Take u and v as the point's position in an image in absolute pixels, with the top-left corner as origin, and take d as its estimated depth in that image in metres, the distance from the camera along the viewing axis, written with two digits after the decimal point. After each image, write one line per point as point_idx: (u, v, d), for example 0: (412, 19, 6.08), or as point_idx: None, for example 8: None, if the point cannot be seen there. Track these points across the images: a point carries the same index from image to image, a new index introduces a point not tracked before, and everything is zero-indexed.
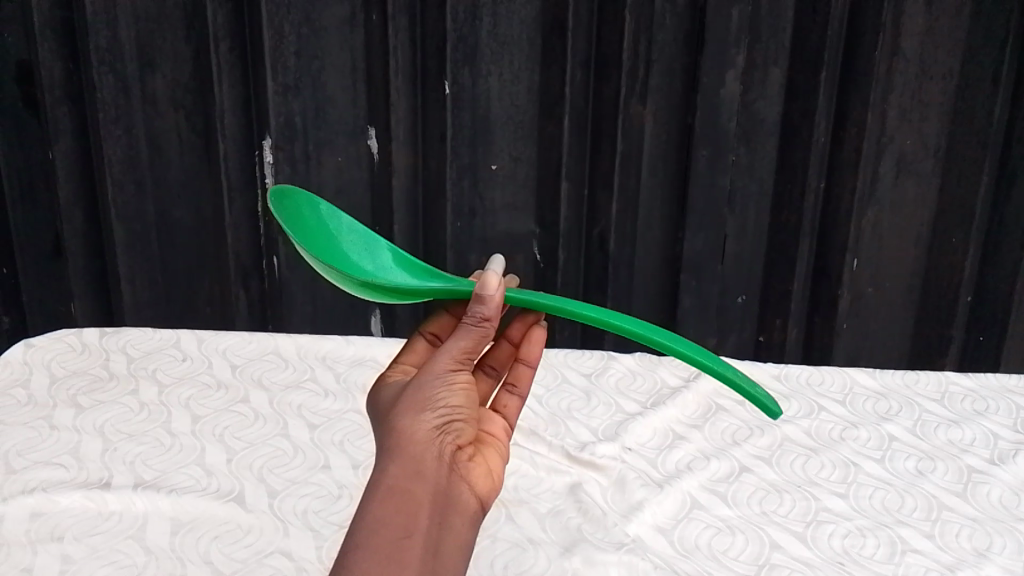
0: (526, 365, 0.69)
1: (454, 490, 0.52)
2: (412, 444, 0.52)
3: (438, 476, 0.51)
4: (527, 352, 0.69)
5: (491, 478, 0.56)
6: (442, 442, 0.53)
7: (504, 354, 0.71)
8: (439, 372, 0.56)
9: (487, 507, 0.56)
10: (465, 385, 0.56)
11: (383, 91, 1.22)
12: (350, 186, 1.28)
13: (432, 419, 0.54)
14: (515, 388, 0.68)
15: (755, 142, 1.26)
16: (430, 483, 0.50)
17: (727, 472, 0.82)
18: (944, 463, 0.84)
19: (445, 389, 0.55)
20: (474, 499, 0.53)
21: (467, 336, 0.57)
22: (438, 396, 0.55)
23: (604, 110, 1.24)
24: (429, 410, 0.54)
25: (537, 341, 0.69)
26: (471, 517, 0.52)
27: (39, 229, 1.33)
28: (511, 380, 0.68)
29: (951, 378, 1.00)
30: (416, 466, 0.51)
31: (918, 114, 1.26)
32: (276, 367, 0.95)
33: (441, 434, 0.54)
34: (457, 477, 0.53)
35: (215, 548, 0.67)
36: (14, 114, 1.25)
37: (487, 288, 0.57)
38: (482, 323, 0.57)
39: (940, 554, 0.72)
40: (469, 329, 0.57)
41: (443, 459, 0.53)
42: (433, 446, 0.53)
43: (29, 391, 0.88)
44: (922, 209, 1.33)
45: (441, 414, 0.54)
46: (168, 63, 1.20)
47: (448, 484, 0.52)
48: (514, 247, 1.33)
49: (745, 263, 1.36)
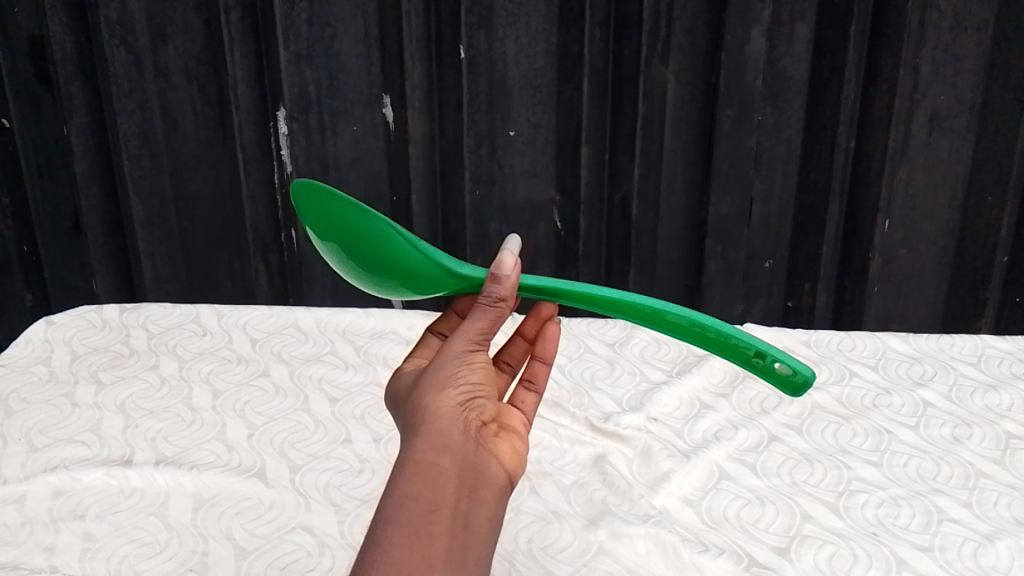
0: (541, 362, 0.66)
1: (482, 462, 0.50)
2: (436, 418, 0.51)
3: (464, 449, 0.50)
4: (543, 350, 0.67)
5: (519, 454, 0.54)
6: (466, 417, 0.52)
7: (518, 350, 0.69)
8: (457, 351, 0.55)
9: (516, 483, 0.54)
10: (485, 365, 0.56)
11: (397, 58, 1.19)
12: (367, 156, 1.26)
13: (454, 396, 0.53)
14: (532, 384, 0.65)
15: (782, 101, 1.22)
16: (457, 456, 0.49)
17: (756, 441, 0.80)
18: (981, 429, 0.82)
19: (464, 367, 0.55)
20: (503, 472, 0.52)
21: (483, 315, 0.56)
22: (458, 374, 0.54)
23: (625, 72, 1.21)
24: (451, 387, 0.53)
25: (552, 338, 0.68)
26: (501, 490, 0.51)
27: (58, 206, 1.33)
28: (528, 377, 0.65)
29: (987, 341, 0.97)
30: (441, 439, 0.49)
31: (952, 69, 1.21)
32: (297, 341, 0.95)
33: (464, 409, 0.52)
34: (484, 451, 0.51)
35: (237, 524, 0.66)
36: (29, 90, 1.24)
37: (503, 268, 0.56)
38: (498, 303, 0.56)
39: (977, 523, 0.69)
40: (484, 308, 0.56)
41: (469, 433, 0.51)
42: (458, 420, 0.51)
43: (50, 368, 0.88)
44: (957, 167, 1.28)
45: (463, 391, 0.53)
46: (180, 34, 1.18)
47: (476, 457, 0.50)
48: (535, 215, 1.31)
49: (772, 227, 1.32)
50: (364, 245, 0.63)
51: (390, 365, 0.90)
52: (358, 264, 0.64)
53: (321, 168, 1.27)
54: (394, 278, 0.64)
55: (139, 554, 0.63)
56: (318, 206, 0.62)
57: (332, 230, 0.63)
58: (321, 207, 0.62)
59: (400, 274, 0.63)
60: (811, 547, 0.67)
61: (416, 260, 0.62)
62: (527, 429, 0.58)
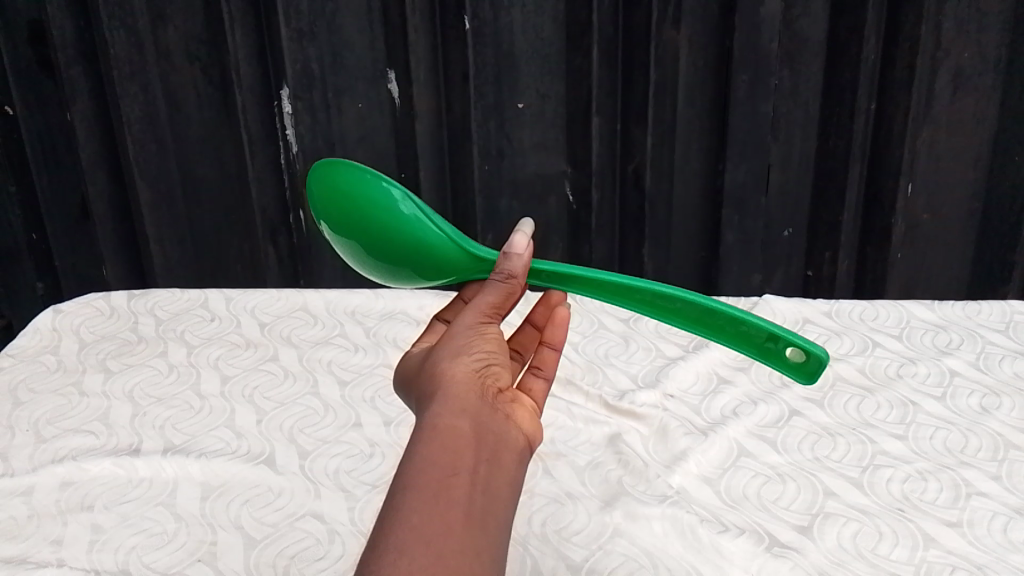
0: (549, 348, 0.64)
1: (502, 425, 0.48)
2: (453, 383, 0.49)
3: (482, 412, 0.47)
4: (551, 335, 0.65)
5: (536, 421, 0.52)
6: (482, 383, 0.50)
7: (530, 338, 0.69)
8: (467, 324, 0.54)
9: (535, 450, 0.51)
10: (497, 336, 0.54)
11: (401, 31, 1.16)
12: (373, 133, 1.24)
13: (469, 362, 0.51)
14: (540, 371, 0.62)
15: (799, 63, 1.18)
16: (475, 418, 0.47)
17: (776, 416, 0.78)
18: (1011, 399, 0.79)
19: (477, 337, 0.53)
20: (522, 437, 0.49)
21: (494, 291, 0.56)
22: (471, 344, 0.52)
23: (635, 38, 1.17)
24: (465, 355, 0.51)
25: (560, 323, 0.65)
26: (520, 454, 0.48)
27: (66, 194, 1.32)
28: (536, 363, 0.63)
29: (1016, 307, 0.94)
30: (460, 401, 0.47)
31: (977, 24, 1.17)
32: (306, 324, 0.93)
33: (481, 375, 0.50)
34: (503, 416, 0.49)
35: (246, 513, 0.65)
36: (31, 77, 1.23)
37: (514, 247, 0.57)
38: (508, 280, 0.56)
39: (1007, 497, 0.67)
40: (495, 284, 0.56)
41: (486, 398, 0.49)
42: (475, 385, 0.49)
43: (58, 357, 0.88)
44: (981, 127, 1.24)
45: (478, 358, 0.51)
46: (179, 14, 1.16)
47: (494, 420, 0.48)
48: (546, 188, 1.28)
49: (791, 194, 1.29)
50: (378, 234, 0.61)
51: (400, 347, 0.89)
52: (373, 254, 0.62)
53: (327, 147, 1.25)
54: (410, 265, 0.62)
55: (147, 545, 0.62)
56: (326, 183, 0.61)
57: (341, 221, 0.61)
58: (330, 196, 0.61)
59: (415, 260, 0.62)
60: (835, 525, 0.64)
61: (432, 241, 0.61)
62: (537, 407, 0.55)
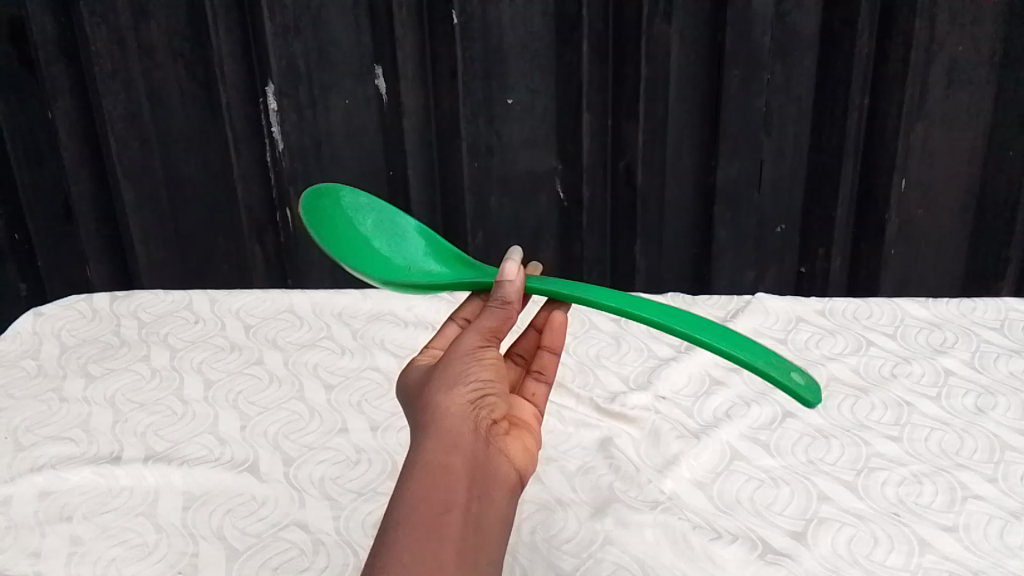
0: (549, 352, 0.66)
1: (494, 462, 0.48)
2: (445, 416, 0.49)
3: (474, 450, 0.48)
4: (550, 338, 0.67)
5: (530, 452, 0.53)
6: (476, 415, 0.50)
7: (529, 343, 0.69)
8: (467, 348, 0.54)
9: (527, 482, 0.52)
10: (494, 362, 0.54)
11: (387, 27, 1.14)
12: (360, 130, 1.22)
13: (464, 394, 0.51)
14: (541, 375, 0.65)
15: (792, 58, 1.17)
16: (467, 456, 0.47)
17: (769, 418, 0.77)
18: (1006, 399, 0.78)
19: (475, 365, 0.53)
20: (513, 472, 0.49)
21: (492, 315, 0.56)
22: (469, 371, 0.52)
23: (626, 32, 1.15)
24: (461, 385, 0.51)
25: (559, 328, 0.67)
26: (510, 491, 0.48)
27: (49, 193, 1.30)
28: (537, 368, 0.65)
29: (1011, 304, 0.93)
30: (452, 439, 0.47)
31: (971, 17, 1.15)
32: (292, 325, 0.92)
33: (474, 408, 0.51)
34: (495, 451, 0.49)
35: (228, 523, 0.64)
36: (11, 74, 1.21)
37: (508, 275, 0.58)
38: (506, 305, 0.57)
39: (1005, 500, 0.66)
40: (492, 310, 0.56)
41: (478, 432, 0.49)
42: (468, 419, 0.50)
43: (39, 362, 0.86)
44: (975, 121, 1.23)
45: (473, 388, 0.52)
46: (161, 9, 1.14)
47: (486, 457, 0.48)
48: (536, 185, 1.27)
49: (784, 190, 1.27)
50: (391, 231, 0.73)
51: (388, 349, 0.87)
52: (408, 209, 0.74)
53: (314, 145, 1.23)
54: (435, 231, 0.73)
55: (127, 557, 0.61)
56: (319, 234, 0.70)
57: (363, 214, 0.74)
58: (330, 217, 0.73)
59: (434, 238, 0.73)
60: (830, 530, 0.63)
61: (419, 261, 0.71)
62: (538, 421, 0.58)
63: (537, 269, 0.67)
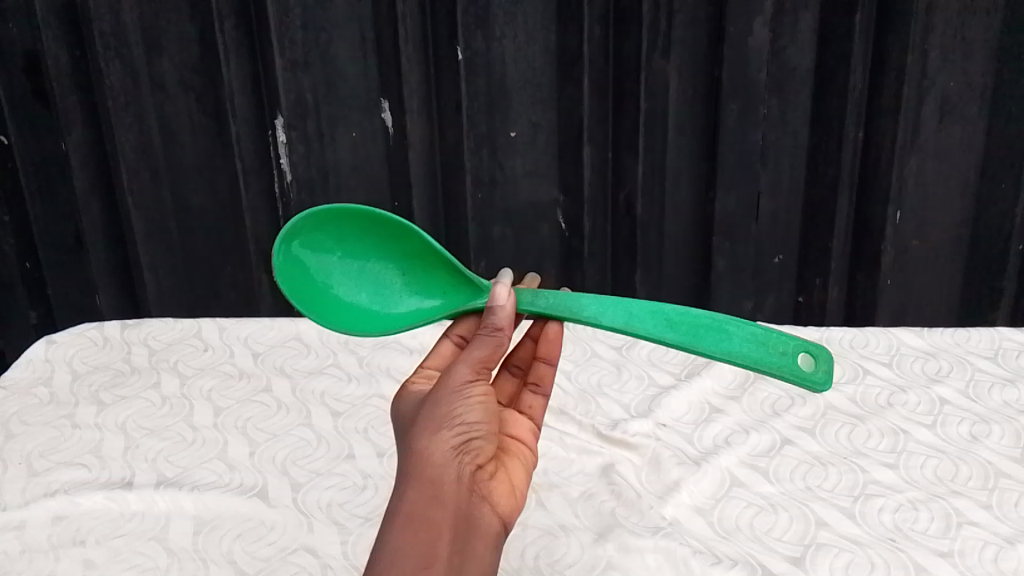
0: (545, 364, 0.69)
1: (474, 512, 0.53)
2: (430, 466, 0.52)
3: (456, 502, 0.52)
4: (547, 351, 0.69)
5: (511, 494, 0.57)
6: (460, 462, 0.53)
7: (526, 353, 0.71)
8: (455, 387, 0.56)
9: (509, 524, 0.56)
10: (482, 398, 0.56)
11: (394, 62, 1.17)
12: (367, 162, 1.25)
13: (450, 439, 0.54)
14: (538, 387, 0.69)
15: (788, 92, 1.20)
16: (449, 512, 0.51)
17: (768, 445, 0.78)
18: (1000, 427, 0.80)
19: (463, 404, 0.55)
20: (494, 520, 0.54)
21: (483, 345, 0.57)
22: (457, 411, 0.55)
23: (626, 68, 1.18)
24: (448, 428, 0.54)
25: (554, 340, 0.68)
26: (491, 539, 0.53)
27: (59, 222, 1.32)
28: (533, 380, 0.69)
29: (1004, 334, 0.95)
30: (434, 491, 0.51)
31: (961, 54, 1.19)
32: (299, 353, 0.93)
33: (459, 454, 0.54)
34: (476, 500, 0.53)
35: (238, 547, 0.65)
36: (26, 107, 1.24)
37: (498, 299, 0.59)
38: (496, 332, 0.58)
39: (998, 526, 0.67)
40: (484, 338, 0.58)
41: (462, 482, 0.53)
42: (452, 467, 0.53)
43: (51, 390, 0.87)
44: (967, 154, 1.25)
45: (459, 432, 0.54)
46: (174, 44, 1.17)
47: (467, 509, 0.52)
48: (538, 216, 1.29)
49: (781, 221, 1.30)
50: (374, 258, 0.71)
51: (393, 376, 0.89)
52: (387, 217, 0.68)
53: (320, 176, 1.25)
54: (418, 242, 0.70)
55: None
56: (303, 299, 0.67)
57: (339, 241, 0.70)
58: (305, 255, 0.70)
59: (417, 251, 0.70)
60: (827, 555, 0.65)
61: (405, 296, 0.70)
62: (535, 436, 0.65)
63: (535, 281, 0.70)
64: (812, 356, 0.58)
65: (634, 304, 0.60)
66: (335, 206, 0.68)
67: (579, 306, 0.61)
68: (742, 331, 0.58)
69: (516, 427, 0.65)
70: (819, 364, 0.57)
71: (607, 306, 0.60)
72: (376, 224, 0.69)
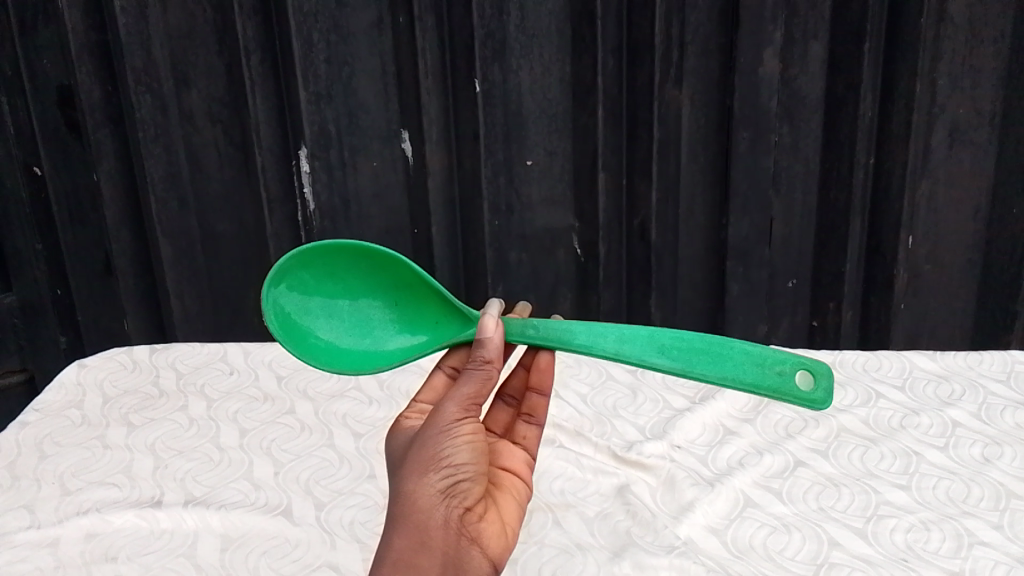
0: (538, 395, 0.71)
1: (463, 555, 0.53)
2: (417, 511, 0.53)
3: (444, 548, 0.52)
4: (539, 381, 0.71)
5: (501, 532, 0.57)
6: (448, 505, 0.54)
7: (518, 382, 0.73)
8: (443, 427, 0.56)
9: (500, 563, 0.57)
10: (471, 436, 0.56)
11: (414, 94, 1.21)
12: (387, 190, 1.28)
13: (438, 482, 0.54)
14: (532, 417, 0.71)
15: (799, 120, 1.23)
16: (437, 558, 0.52)
17: (781, 467, 0.79)
18: (1012, 448, 0.80)
19: (451, 444, 0.55)
20: (483, 562, 0.54)
21: (472, 382, 0.57)
22: (445, 453, 0.55)
23: (639, 97, 1.21)
24: (436, 470, 0.54)
25: (546, 370, 0.71)
26: None
27: (89, 250, 1.36)
28: (527, 411, 0.71)
29: (1016, 356, 0.96)
30: (421, 537, 0.52)
31: (970, 81, 1.21)
32: (321, 376, 0.96)
33: (447, 497, 0.54)
34: (465, 542, 0.54)
35: (265, 564, 0.67)
36: (59, 139, 1.28)
37: (485, 331, 0.59)
38: (485, 366, 0.58)
39: (1010, 546, 0.68)
40: (472, 373, 0.58)
41: (449, 525, 0.53)
42: (439, 511, 0.53)
43: (82, 412, 0.90)
44: (978, 179, 1.27)
45: (447, 475, 0.54)
46: (202, 78, 1.21)
47: (456, 553, 0.53)
48: (554, 242, 1.32)
49: (794, 246, 1.32)
50: (365, 292, 0.72)
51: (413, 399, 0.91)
52: (379, 251, 0.70)
53: (342, 204, 1.29)
54: (409, 274, 0.71)
55: None
56: (297, 344, 0.68)
57: (330, 277, 0.71)
58: (297, 295, 0.70)
59: (406, 282, 0.72)
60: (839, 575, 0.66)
61: (396, 331, 0.72)
62: (528, 470, 0.67)
63: (526, 308, 0.70)
64: (812, 374, 0.56)
65: (624, 330, 0.61)
66: (323, 244, 0.69)
67: (570, 335, 0.63)
68: (733, 352, 0.58)
69: (510, 460, 0.66)
70: (819, 381, 0.56)
71: (597, 334, 0.61)
72: (366, 259, 0.71)
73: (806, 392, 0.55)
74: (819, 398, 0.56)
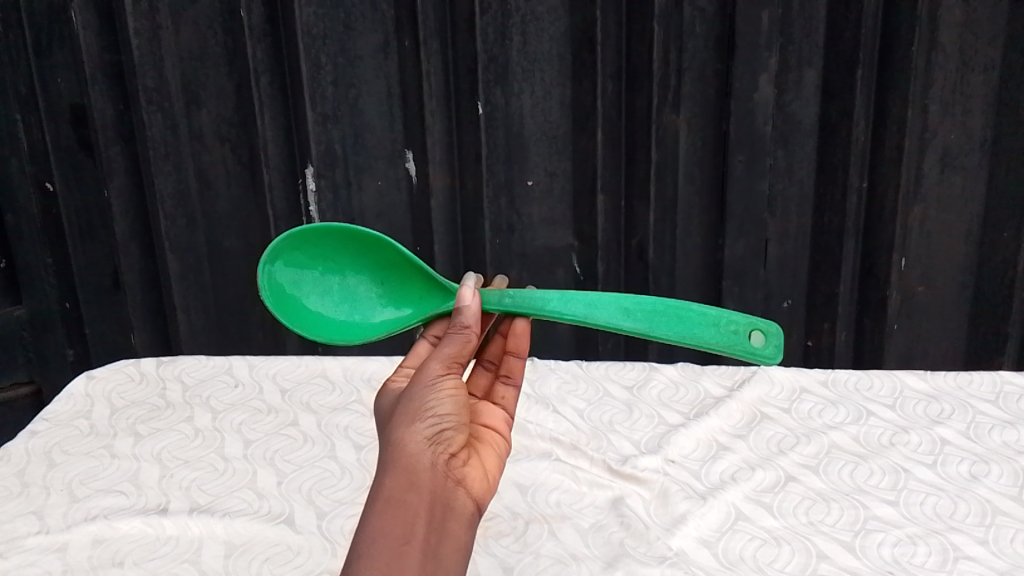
0: (515, 357, 0.73)
1: (451, 495, 0.54)
2: (405, 455, 0.54)
3: (433, 487, 0.53)
4: (516, 344, 0.72)
5: (484, 480, 0.58)
6: (434, 451, 0.55)
7: (496, 348, 0.75)
8: (427, 382, 0.58)
9: (484, 509, 0.57)
10: (453, 391, 0.59)
11: (418, 116, 1.24)
12: (391, 209, 1.31)
13: (424, 429, 0.55)
14: (510, 378, 0.73)
15: (793, 143, 1.26)
16: (426, 494, 0.52)
17: (772, 482, 0.81)
18: (999, 466, 0.82)
19: (435, 398, 0.58)
20: (469, 502, 0.55)
21: (453, 342, 0.61)
22: (429, 404, 0.57)
23: (637, 122, 1.24)
24: (422, 420, 0.56)
25: (523, 333, 0.72)
26: (468, 519, 0.54)
27: (98, 264, 1.39)
28: (504, 372, 0.73)
29: (1005, 377, 0.98)
30: (410, 476, 0.52)
31: (961, 108, 1.24)
32: (324, 390, 0.98)
33: (433, 444, 0.55)
34: (452, 484, 0.54)
35: (268, 570, 0.69)
36: (71, 156, 1.31)
37: (463, 300, 0.63)
38: (465, 330, 0.62)
39: (994, 561, 0.70)
40: (454, 336, 0.61)
41: (437, 468, 0.54)
42: (426, 455, 0.54)
43: (91, 422, 0.92)
44: (970, 203, 1.30)
45: (433, 423, 0.56)
46: (212, 98, 1.25)
47: (443, 492, 0.53)
48: (554, 261, 1.34)
49: (789, 267, 1.34)
50: (355, 271, 0.75)
51: None
52: (366, 232, 0.72)
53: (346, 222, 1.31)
54: (394, 253, 0.74)
55: None
56: (292, 316, 0.71)
57: (322, 257, 0.74)
58: (291, 273, 0.73)
59: (392, 261, 0.74)
60: None
61: (384, 306, 0.74)
62: (507, 426, 0.68)
63: (504, 283, 0.71)
64: (763, 333, 0.59)
65: (593, 296, 0.64)
66: (313, 227, 0.72)
67: (542, 302, 0.65)
68: (694, 313, 0.61)
69: (490, 417, 0.67)
70: (770, 339, 0.59)
71: (568, 301, 0.64)
72: (354, 239, 0.73)
73: (759, 349, 0.59)
74: (770, 354, 0.59)
